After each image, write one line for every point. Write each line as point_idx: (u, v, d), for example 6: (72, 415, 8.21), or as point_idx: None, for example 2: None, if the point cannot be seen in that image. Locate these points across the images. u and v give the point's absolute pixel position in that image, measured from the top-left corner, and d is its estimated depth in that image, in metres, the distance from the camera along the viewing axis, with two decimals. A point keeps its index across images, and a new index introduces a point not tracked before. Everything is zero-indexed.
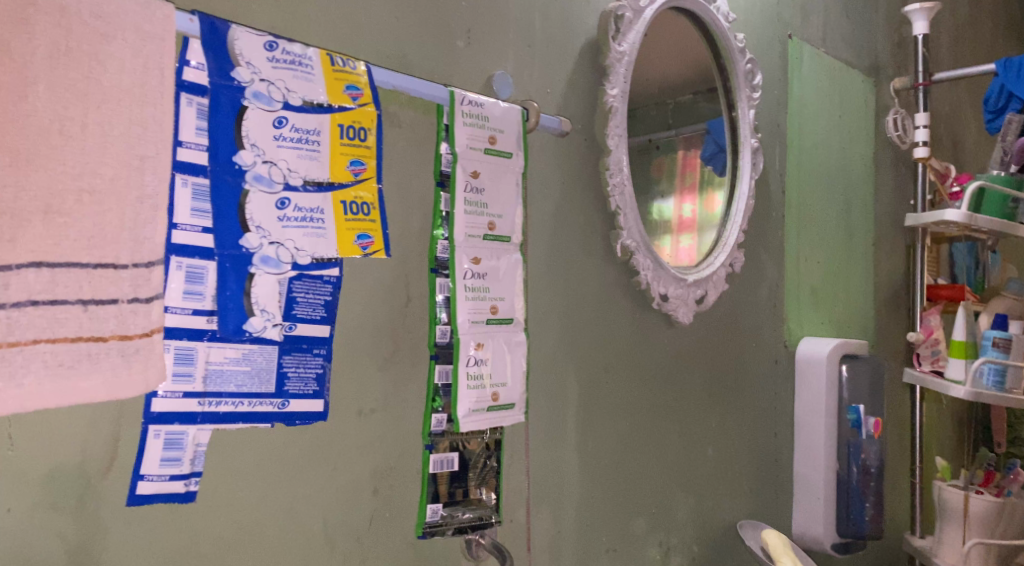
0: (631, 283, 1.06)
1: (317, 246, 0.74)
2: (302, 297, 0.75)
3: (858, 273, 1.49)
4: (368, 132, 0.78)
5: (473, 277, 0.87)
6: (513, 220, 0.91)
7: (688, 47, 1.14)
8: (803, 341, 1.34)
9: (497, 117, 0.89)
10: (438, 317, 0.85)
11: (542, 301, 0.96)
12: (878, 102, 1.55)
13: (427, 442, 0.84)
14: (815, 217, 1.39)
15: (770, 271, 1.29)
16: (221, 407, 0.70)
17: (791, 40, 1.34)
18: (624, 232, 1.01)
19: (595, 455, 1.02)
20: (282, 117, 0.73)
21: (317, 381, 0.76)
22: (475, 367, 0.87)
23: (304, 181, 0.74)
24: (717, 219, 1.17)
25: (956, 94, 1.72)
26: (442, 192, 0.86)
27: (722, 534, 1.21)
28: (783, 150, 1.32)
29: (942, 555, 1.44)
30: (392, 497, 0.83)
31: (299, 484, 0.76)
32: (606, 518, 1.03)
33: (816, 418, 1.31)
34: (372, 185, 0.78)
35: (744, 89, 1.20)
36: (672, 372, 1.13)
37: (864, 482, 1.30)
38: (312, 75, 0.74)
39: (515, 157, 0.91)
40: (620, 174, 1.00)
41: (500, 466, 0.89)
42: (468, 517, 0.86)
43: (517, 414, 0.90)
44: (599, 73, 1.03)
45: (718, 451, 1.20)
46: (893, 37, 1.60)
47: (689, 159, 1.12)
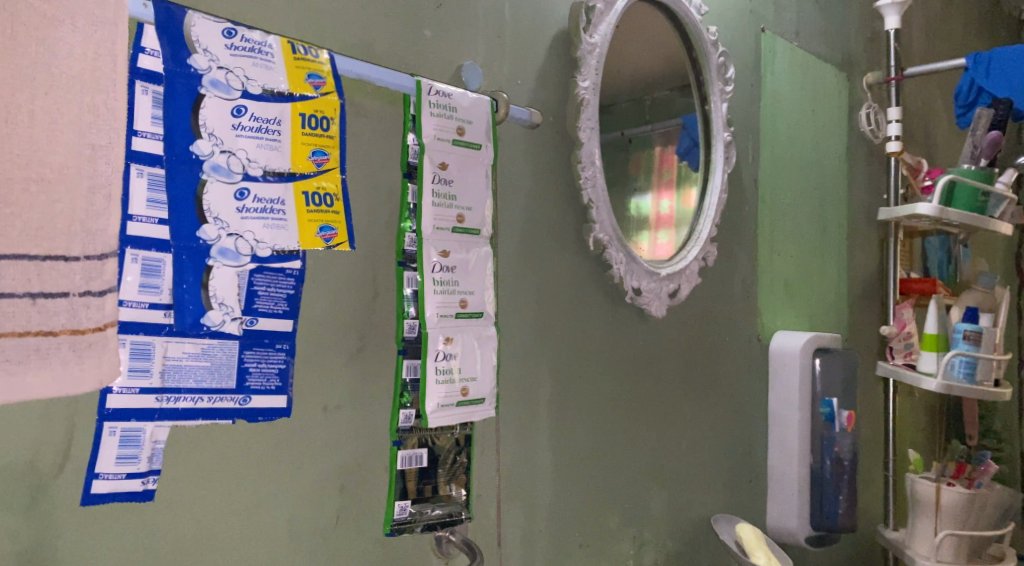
0: (604, 277, 1.05)
1: (277, 238, 0.73)
2: (262, 290, 0.73)
3: (831, 267, 1.49)
4: (331, 122, 0.76)
5: (441, 271, 0.85)
6: (483, 213, 0.89)
7: (661, 39, 1.13)
8: (777, 335, 1.34)
9: (465, 107, 0.87)
10: (405, 311, 0.83)
11: (512, 295, 0.94)
12: (851, 97, 1.55)
13: (394, 439, 0.82)
14: (788, 211, 1.39)
15: (744, 265, 1.29)
16: (180, 404, 0.68)
17: (764, 34, 1.33)
18: (597, 225, 1.00)
19: (568, 450, 1.01)
20: (241, 106, 0.71)
21: (280, 377, 0.74)
22: (444, 362, 0.84)
23: (264, 171, 0.72)
24: (690, 213, 1.17)
25: (928, 89, 1.73)
26: (409, 183, 0.84)
27: (696, 528, 1.21)
28: (757, 144, 1.32)
29: (914, 546, 1.45)
30: (359, 493, 0.81)
31: (262, 482, 0.75)
32: (579, 514, 1.02)
33: (790, 412, 1.31)
34: (336, 175, 0.76)
35: (717, 82, 1.19)
36: (646, 366, 1.12)
37: (837, 476, 1.30)
38: (272, 63, 0.72)
39: (485, 148, 0.89)
40: (592, 167, 0.99)
41: (470, 462, 0.88)
42: (437, 513, 0.84)
43: (487, 409, 0.88)
44: (570, 65, 1.01)
45: (692, 445, 1.20)
46: (866, 31, 1.60)
47: (667, 155, 1.12)
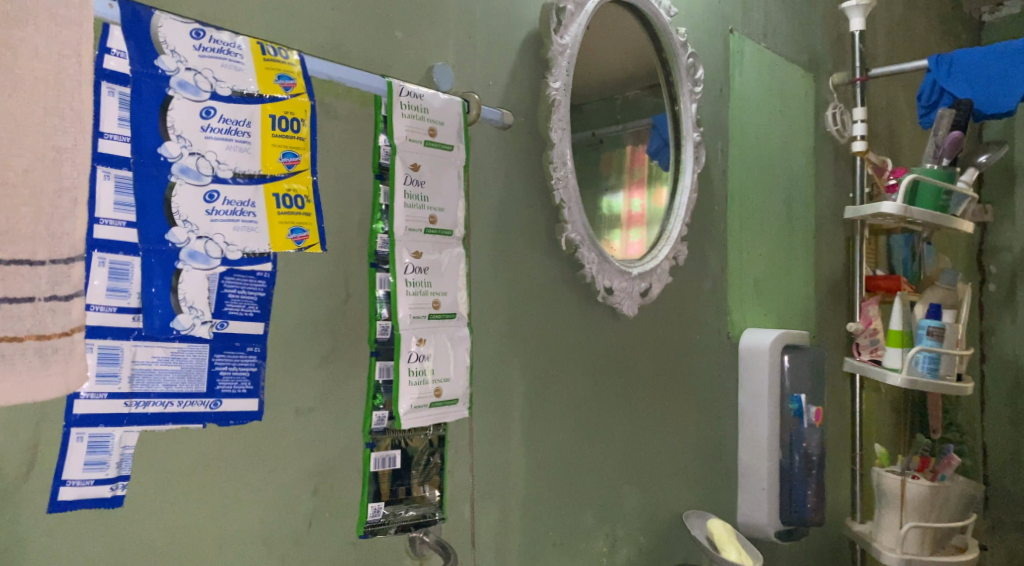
0: (576, 277, 1.06)
1: (247, 240, 0.72)
2: (233, 293, 0.73)
3: (799, 265, 1.52)
4: (301, 123, 0.76)
5: (414, 272, 0.85)
6: (455, 214, 0.89)
7: (631, 41, 1.14)
8: (746, 333, 1.36)
9: (437, 108, 0.87)
10: (377, 313, 0.83)
11: (485, 296, 0.95)
12: (817, 97, 1.58)
13: (367, 440, 0.82)
14: (757, 210, 1.41)
15: (713, 263, 1.31)
16: (149, 408, 0.68)
17: (732, 35, 1.35)
18: (569, 225, 1.01)
19: (541, 450, 1.01)
20: (209, 108, 0.70)
21: (251, 380, 0.74)
22: (417, 363, 0.85)
23: (234, 173, 0.72)
24: (661, 213, 1.18)
25: (892, 89, 1.76)
26: (381, 184, 0.83)
27: (668, 524, 1.22)
28: (725, 144, 1.34)
29: (880, 539, 1.48)
30: (332, 495, 0.81)
31: (234, 485, 0.74)
32: (552, 513, 1.03)
33: (760, 409, 1.32)
34: (306, 177, 0.76)
35: (686, 83, 1.20)
36: (618, 364, 1.13)
37: (806, 470, 1.32)
38: (242, 64, 0.72)
39: (457, 149, 0.89)
40: (564, 167, 1.00)
41: (444, 463, 0.88)
42: (411, 514, 0.84)
43: (460, 410, 0.88)
44: (541, 66, 1.02)
45: (664, 441, 1.21)
46: (832, 32, 1.63)
47: (638, 154, 1.13)
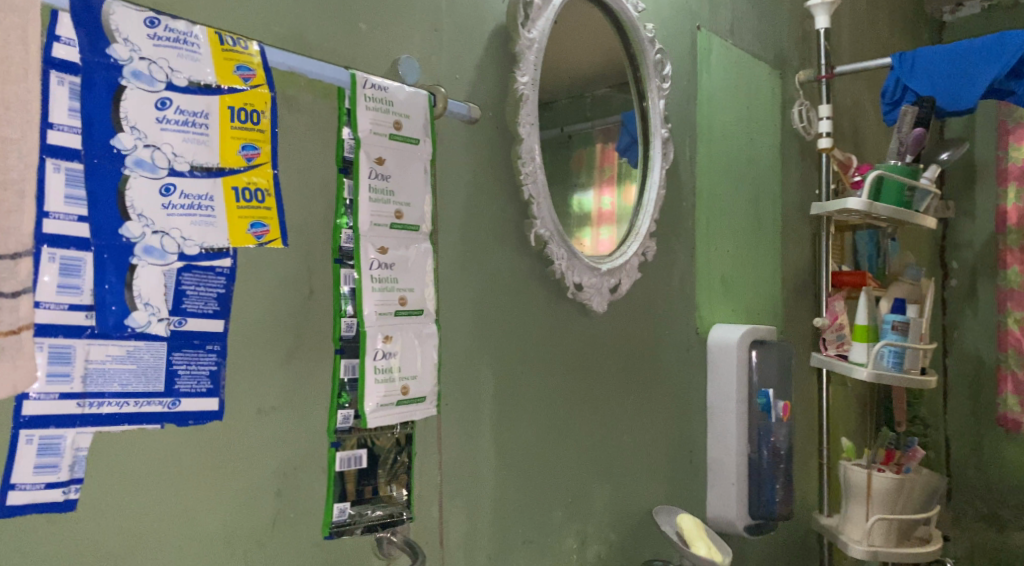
0: (546, 273, 1.05)
1: (206, 235, 0.71)
2: (191, 290, 0.71)
3: (766, 261, 1.52)
4: (261, 115, 0.74)
5: (379, 268, 0.84)
6: (422, 209, 0.88)
7: (599, 36, 1.13)
8: (715, 328, 1.36)
9: (402, 101, 0.85)
10: (342, 310, 0.82)
11: (453, 292, 0.93)
12: (784, 94, 1.59)
13: (332, 440, 0.81)
14: (724, 207, 1.41)
15: (681, 259, 1.31)
16: (104, 409, 0.66)
17: (699, 32, 1.35)
18: (538, 221, 1.00)
19: (510, 447, 1.00)
20: (165, 99, 0.68)
21: (211, 379, 0.72)
22: (383, 361, 0.83)
23: (191, 166, 0.70)
24: (630, 209, 1.17)
25: (856, 87, 1.78)
26: (345, 178, 0.82)
27: (638, 521, 1.22)
28: (693, 140, 1.34)
29: (847, 532, 1.49)
30: (296, 497, 0.79)
31: (194, 487, 0.72)
32: (521, 511, 1.02)
33: (728, 404, 1.33)
34: (267, 170, 0.74)
35: (654, 79, 1.20)
36: (587, 360, 1.13)
37: (774, 464, 1.32)
38: (199, 54, 0.70)
39: (423, 143, 0.88)
40: (532, 162, 0.99)
41: (411, 461, 0.87)
42: (377, 514, 0.83)
43: (428, 408, 0.87)
44: (508, 61, 1.01)
45: (633, 437, 1.21)
46: (798, 30, 1.64)
47: (607, 152, 1.13)
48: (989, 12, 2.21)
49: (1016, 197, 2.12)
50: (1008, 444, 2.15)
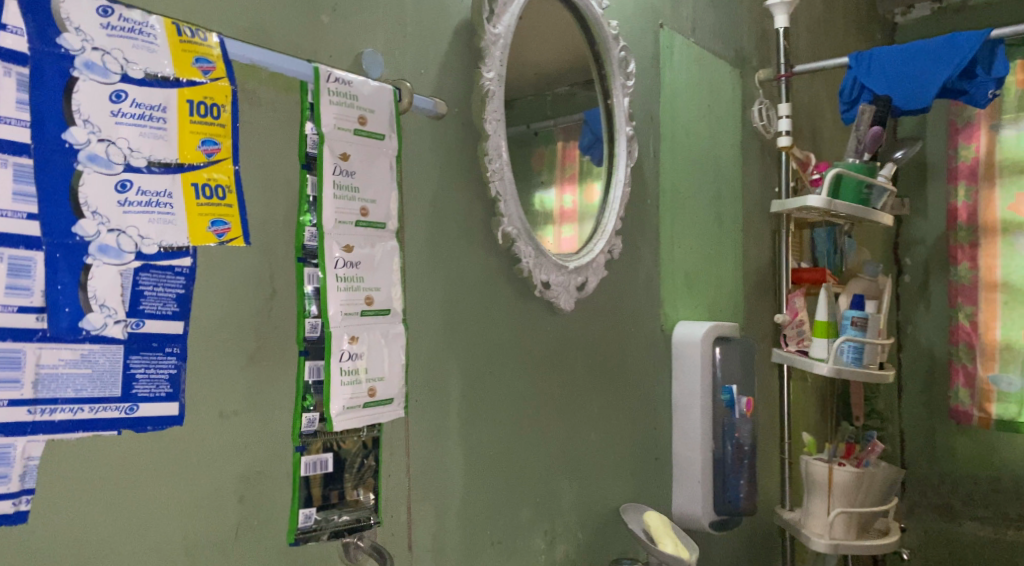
0: (513, 271, 1.04)
1: (165, 234, 0.68)
2: (149, 291, 0.68)
3: (728, 258, 1.54)
4: (221, 109, 0.71)
5: (345, 266, 0.82)
6: (388, 206, 0.86)
7: (564, 33, 1.13)
8: (679, 325, 1.37)
9: (367, 96, 0.84)
10: (306, 310, 0.79)
11: (420, 291, 0.92)
12: (744, 93, 1.60)
13: (297, 444, 0.78)
14: (687, 204, 1.42)
15: (646, 257, 1.31)
16: (57, 415, 0.63)
17: (662, 30, 1.36)
18: (505, 219, 0.99)
19: (479, 448, 0.99)
20: (120, 91, 0.66)
21: (171, 383, 0.69)
22: (350, 362, 0.82)
23: (148, 162, 0.67)
24: (596, 207, 1.17)
25: (814, 87, 1.81)
26: (308, 174, 0.79)
27: (605, 518, 1.21)
28: (657, 138, 1.34)
29: (809, 526, 1.51)
30: (260, 503, 0.76)
31: (153, 495, 0.69)
32: (490, 512, 1.01)
33: (693, 400, 1.34)
34: (228, 166, 0.72)
35: (619, 77, 1.20)
36: (555, 358, 1.12)
37: (738, 460, 1.33)
38: (155, 46, 0.67)
39: (388, 139, 0.86)
40: (499, 159, 0.98)
41: (379, 465, 0.85)
42: (344, 519, 0.81)
43: (396, 409, 0.85)
44: (474, 56, 0.99)
45: (600, 435, 1.21)
46: (757, 30, 1.66)
47: (568, 151, 1.10)
48: (938, 14, 2.31)
49: (966, 195, 2.16)
50: (960, 436, 2.23)
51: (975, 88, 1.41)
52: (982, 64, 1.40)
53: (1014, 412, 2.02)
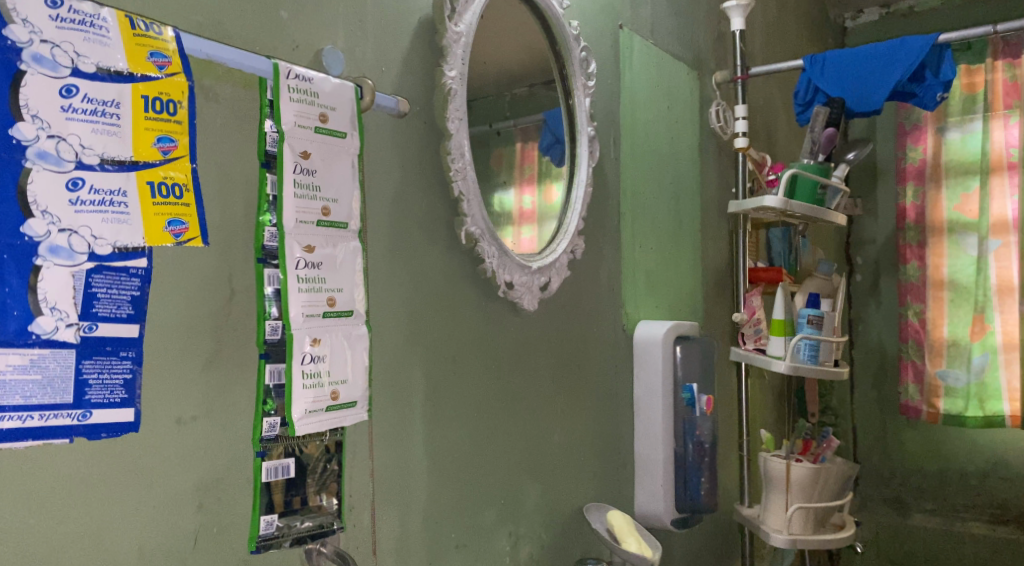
0: (476, 271, 1.04)
1: (119, 234, 0.66)
2: (102, 293, 0.65)
3: (687, 258, 1.55)
4: (177, 105, 0.69)
5: (306, 267, 0.80)
6: (350, 205, 0.85)
7: (525, 32, 1.13)
8: (640, 324, 1.37)
9: (328, 93, 0.82)
10: (267, 312, 0.77)
11: (382, 292, 0.91)
12: (702, 94, 1.62)
13: (257, 450, 0.76)
14: (647, 204, 1.43)
15: (608, 256, 1.32)
16: (5, 423, 0.60)
17: (622, 31, 1.37)
18: (468, 219, 0.98)
19: (442, 449, 0.98)
20: (71, 85, 0.63)
21: (126, 388, 0.67)
22: (312, 365, 0.80)
23: (101, 159, 0.65)
24: (558, 206, 1.17)
25: (768, 89, 1.84)
26: (268, 173, 0.78)
27: (569, 518, 1.21)
28: (618, 138, 1.35)
29: (767, 522, 1.53)
30: (219, 511, 0.74)
31: (107, 505, 0.66)
32: (454, 514, 1.00)
33: (654, 399, 1.34)
34: (185, 164, 0.70)
35: (580, 77, 1.20)
36: (519, 359, 1.12)
37: (698, 457, 1.36)
38: (108, 39, 0.65)
39: (350, 137, 0.85)
40: (462, 159, 0.97)
41: (342, 469, 0.83)
42: (307, 525, 0.79)
43: (359, 412, 0.84)
44: (435, 54, 0.98)
45: (563, 435, 1.21)
46: (713, 32, 1.68)
47: (527, 151, 1.10)
48: (886, 19, 2.38)
49: (914, 194, 2.23)
50: (909, 430, 2.30)
51: (923, 91, 1.46)
52: (931, 67, 1.45)
53: (962, 405, 2.10)
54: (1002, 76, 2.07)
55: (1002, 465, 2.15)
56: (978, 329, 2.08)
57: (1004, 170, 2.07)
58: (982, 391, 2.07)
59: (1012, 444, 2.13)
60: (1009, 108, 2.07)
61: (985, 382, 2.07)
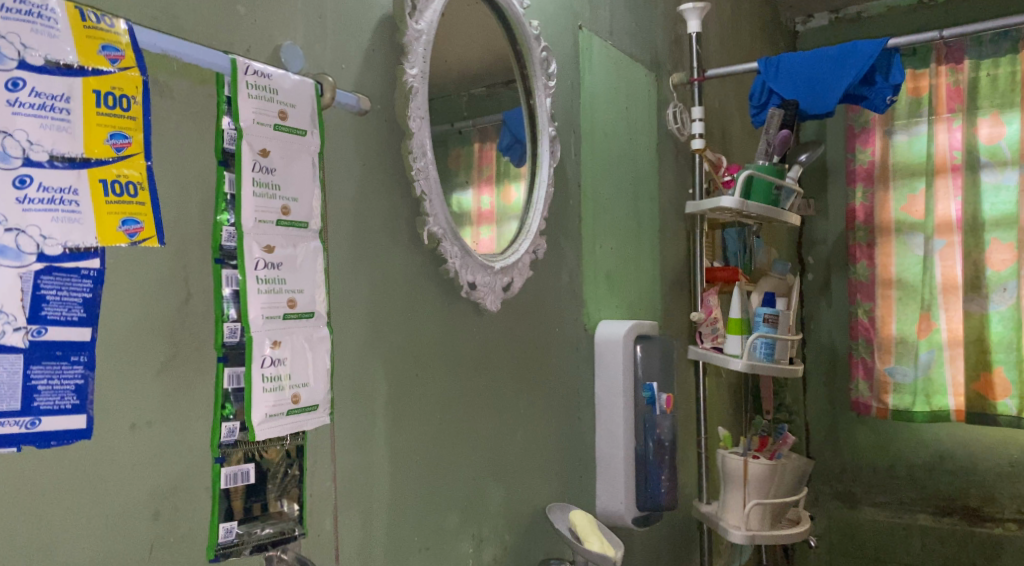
0: (438, 271, 1.03)
1: (70, 233, 0.63)
2: (52, 295, 0.63)
3: (646, 257, 1.56)
4: (131, 100, 0.67)
5: (265, 268, 0.78)
6: (311, 205, 0.83)
7: (486, 31, 1.12)
8: (601, 324, 1.38)
9: (287, 89, 0.80)
10: (224, 314, 0.75)
11: (344, 293, 0.89)
12: (660, 95, 1.64)
13: (216, 455, 0.75)
14: (607, 205, 1.43)
15: (569, 256, 1.32)
16: None
17: (581, 31, 1.37)
18: (430, 218, 0.97)
19: (405, 452, 0.97)
20: (17, 78, 0.61)
21: (77, 394, 0.64)
22: (272, 368, 0.78)
23: (50, 156, 0.62)
24: (519, 206, 1.16)
25: (723, 91, 1.87)
26: (225, 171, 0.76)
27: (532, 519, 1.21)
28: (577, 139, 1.35)
29: (726, 518, 1.55)
30: (175, 520, 0.72)
31: (58, 516, 0.63)
32: (418, 516, 0.99)
33: (616, 398, 1.35)
34: (140, 162, 0.67)
35: (541, 77, 1.20)
36: (481, 359, 1.11)
37: (659, 455, 1.36)
38: (56, 31, 0.63)
39: (310, 135, 0.83)
40: (424, 157, 0.96)
41: (303, 474, 0.82)
42: (267, 532, 0.78)
43: (321, 416, 0.82)
44: (396, 52, 0.97)
45: (526, 436, 1.20)
46: (670, 34, 1.69)
47: (486, 151, 1.08)
48: (836, 24, 2.44)
49: (863, 197, 2.29)
50: (860, 426, 2.36)
51: (874, 94, 1.50)
52: (881, 72, 1.49)
53: (909, 401, 2.16)
54: (946, 82, 2.14)
55: (947, 458, 2.22)
56: (924, 327, 2.15)
57: (947, 172, 2.14)
58: (928, 386, 2.14)
59: (957, 438, 2.20)
60: (952, 112, 2.14)
61: (931, 377, 2.14)
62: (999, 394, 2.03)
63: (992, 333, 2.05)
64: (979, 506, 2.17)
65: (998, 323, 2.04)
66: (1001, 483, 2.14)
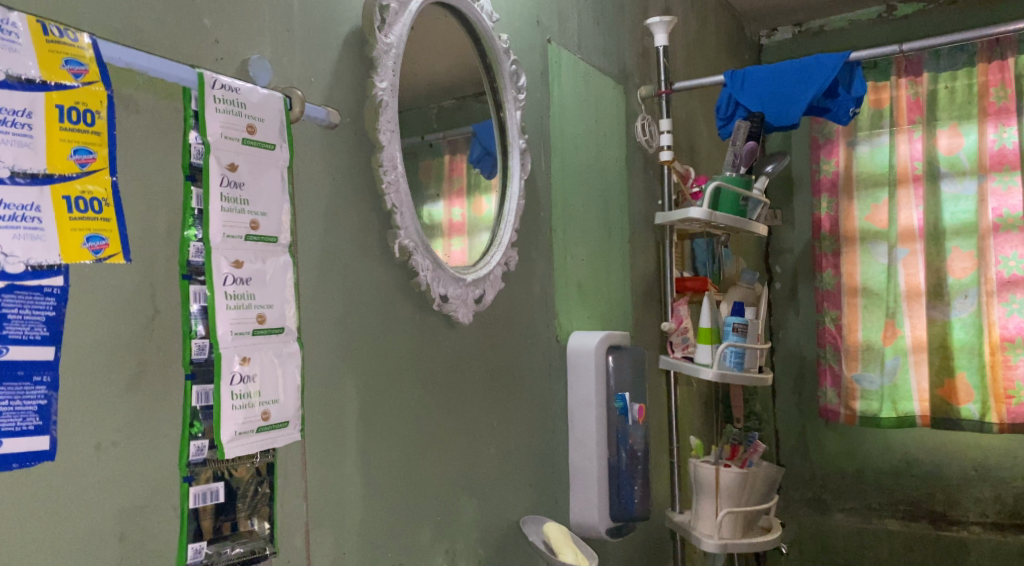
0: (410, 284, 1.02)
1: (33, 250, 0.62)
2: (14, 314, 0.61)
3: (616, 267, 1.57)
4: (95, 115, 0.66)
5: (234, 283, 0.77)
6: (280, 219, 0.82)
7: (456, 44, 1.12)
8: (573, 335, 1.38)
9: (255, 103, 0.80)
10: (192, 331, 0.74)
11: (315, 307, 0.88)
12: (628, 108, 1.65)
13: (184, 475, 0.73)
14: (577, 216, 1.44)
15: (540, 268, 1.33)
16: None
17: (550, 45, 1.38)
18: (401, 231, 0.97)
19: (377, 468, 0.96)
20: None
21: (40, 415, 0.62)
22: (241, 386, 0.77)
23: (12, 171, 0.61)
24: (489, 219, 1.16)
25: (690, 104, 1.90)
26: (192, 186, 0.75)
27: (506, 533, 1.21)
28: (548, 151, 1.36)
29: (698, 527, 1.56)
30: (142, 540, 0.70)
31: (17, 542, 0.62)
32: (390, 532, 0.98)
33: (587, 408, 1.35)
34: (105, 177, 0.67)
35: (511, 90, 1.21)
36: (453, 371, 1.11)
37: (632, 465, 1.35)
38: (18, 45, 0.61)
39: (279, 149, 0.82)
40: (394, 171, 0.96)
41: (273, 492, 0.81)
42: (237, 552, 0.76)
43: (291, 432, 0.81)
44: (365, 65, 0.97)
45: (499, 449, 1.20)
46: (638, 47, 1.71)
47: (456, 164, 1.08)
48: (799, 37, 2.49)
49: (828, 206, 2.33)
50: (828, 433, 2.40)
51: (837, 106, 1.53)
52: (844, 84, 1.52)
53: (877, 407, 2.20)
54: (906, 93, 2.20)
55: (913, 464, 2.26)
56: (890, 333, 2.19)
57: (909, 182, 2.19)
58: (894, 392, 2.18)
59: (924, 444, 2.24)
60: (912, 124, 2.19)
61: (897, 384, 2.18)
62: (962, 399, 2.08)
63: (955, 339, 2.10)
64: (945, 510, 2.21)
65: (961, 330, 2.09)
66: (965, 487, 2.18)
